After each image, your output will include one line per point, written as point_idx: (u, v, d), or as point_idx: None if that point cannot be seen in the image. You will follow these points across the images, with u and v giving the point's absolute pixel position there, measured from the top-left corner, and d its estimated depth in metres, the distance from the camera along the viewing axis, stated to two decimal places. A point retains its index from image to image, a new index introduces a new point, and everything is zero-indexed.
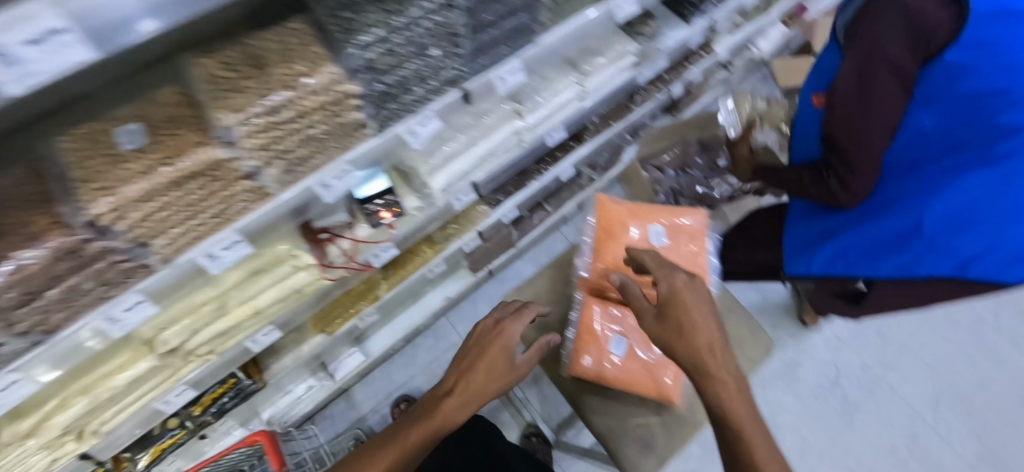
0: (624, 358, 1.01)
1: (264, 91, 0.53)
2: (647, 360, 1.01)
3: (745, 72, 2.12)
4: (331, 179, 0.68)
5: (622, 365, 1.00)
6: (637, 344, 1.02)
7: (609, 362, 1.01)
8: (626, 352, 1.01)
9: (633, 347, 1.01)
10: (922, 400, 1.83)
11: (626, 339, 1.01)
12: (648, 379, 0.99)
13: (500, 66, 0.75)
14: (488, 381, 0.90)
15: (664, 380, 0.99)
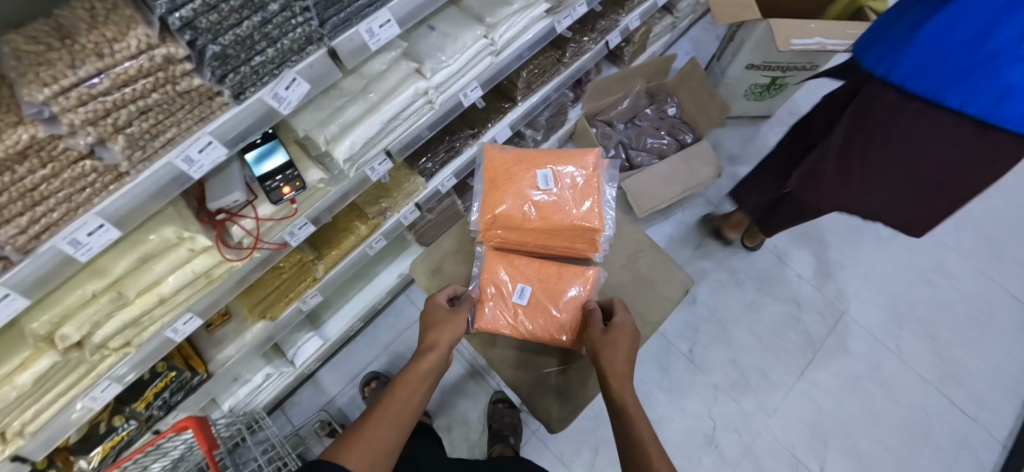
0: (525, 306, 1.06)
1: (74, 61, 0.51)
2: (548, 306, 1.05)
3: (691, 16, 2.07)
4: (193, 152, 0.65)
5: (523, 313, 1.05)
6: (537, 292, 1.06)
7: (511, 314, 1.05)
8: (527, 300, 1.06)
9: (534, 295, 1.06)
10: (883, 327, 1.84)
11: (527, 287, 1.06)
12: (548, 325, 1.04)
13: (365, 18, 0.73)
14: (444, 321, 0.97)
15: (563, 323, 1.04)
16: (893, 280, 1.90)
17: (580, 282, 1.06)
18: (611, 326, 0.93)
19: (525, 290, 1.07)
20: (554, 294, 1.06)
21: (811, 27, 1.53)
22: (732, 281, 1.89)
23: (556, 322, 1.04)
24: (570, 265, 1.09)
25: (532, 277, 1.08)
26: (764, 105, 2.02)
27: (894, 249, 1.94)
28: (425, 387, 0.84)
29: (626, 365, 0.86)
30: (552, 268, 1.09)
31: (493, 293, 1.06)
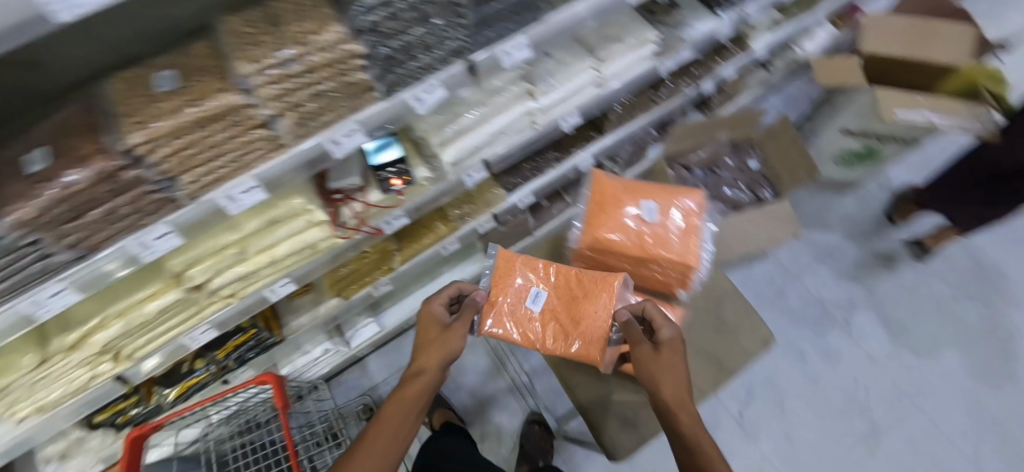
0: (540, 315, 1.11)
1: (278, 45, 0.60)
2: (566, 318, 1.10)
3: (787, 74, 2.05)
4: (340, 137, 0.73)
5: (538, 322, 1.10)
6: (555, 301, 1.11)
7: (527, 322, 1.10)
8: (541, 309, 1.11)
9: (547, 304, 1.11)
10: (961, 430, 1.69)
11: (542, 293, 1.11)
12: (564, 336, 1.08)
13: (504, 40, 0.78)
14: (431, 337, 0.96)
15: (580, 336, 1.07)
16: (978, 380, 1.75)
17: (600, 293, 1.07)
18: (663, 348, 0.90)
19: (540, 296, 1.12)
20: (572, 307, 1.09)
21: (917, 100, 1.48)
22: (795, 350, 1.81)
23: (570, 335, 1.08)
24: (591, 275, 1.12)
25: (549, 285, 1.12)
26: (853, 172, 1.95)
27: (984, 350, 1.79)
28: (414, 414, 0.84)
29: (680, 390, 0.84)
30: (573, 279, 1.12)
31: (506, 298, 1.12)
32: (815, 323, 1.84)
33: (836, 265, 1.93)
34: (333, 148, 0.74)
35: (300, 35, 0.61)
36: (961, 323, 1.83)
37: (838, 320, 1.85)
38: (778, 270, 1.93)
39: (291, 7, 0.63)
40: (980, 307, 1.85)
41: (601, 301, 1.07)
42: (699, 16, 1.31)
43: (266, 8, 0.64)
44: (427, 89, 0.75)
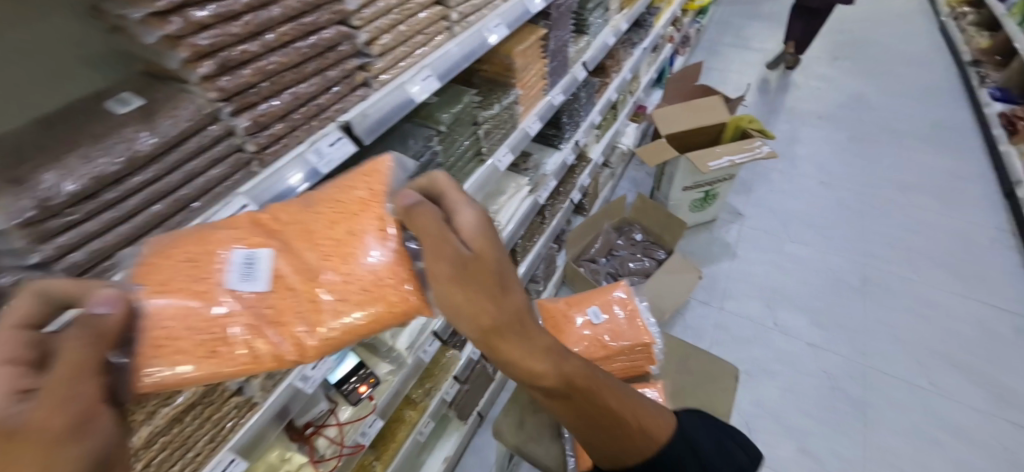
0: (278, 291, 0.49)
1: None
2: (325, 269, 0.50)
3: (623, 164, 2.55)
4: (309, 370, 0.76)
5: (254, 318, 0.47)
6: (292, 251, 0.50)
7: (292, 302, 0.49)
8: (269, 280, 0.48)
9: (288, 275, 0.49)
10: (912, 369, 1.90)
11: (262, 258, 0.48)
12: (338, 303, 0.50)
13: None
14: (48, 391, 0.33)
15: (355, 285, 0.50)
16: (891, 324, 2.04)
17: (370, 199, 0.53)
18: (509, 300, 0.43)
19: (257, 261, 0.49)
20: (317, 253, 0.51)
21: (717, 152, 2.00)
22: (761, 369, 1.92)
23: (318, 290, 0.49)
24: (329, 189, 0.55)
25: (254, 233, 0.50)
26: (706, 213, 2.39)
27: (877, 299, 2.14)
28: None
29: (533, 347, 0.45)
30: (304, 216, 0.52)
31: None
32: (756, 338, 2.01)
33: (740, 286, 2.21)
34: (301, 379, 0.75)
35: None
36: (848, 286, 2.19)
37: (771, 326, 2.05)
38: (705, 308, 2.13)
39: None
40: (853, 270, 2.25)
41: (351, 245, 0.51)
42: (548, 154, 1.65)
43: None
44: None
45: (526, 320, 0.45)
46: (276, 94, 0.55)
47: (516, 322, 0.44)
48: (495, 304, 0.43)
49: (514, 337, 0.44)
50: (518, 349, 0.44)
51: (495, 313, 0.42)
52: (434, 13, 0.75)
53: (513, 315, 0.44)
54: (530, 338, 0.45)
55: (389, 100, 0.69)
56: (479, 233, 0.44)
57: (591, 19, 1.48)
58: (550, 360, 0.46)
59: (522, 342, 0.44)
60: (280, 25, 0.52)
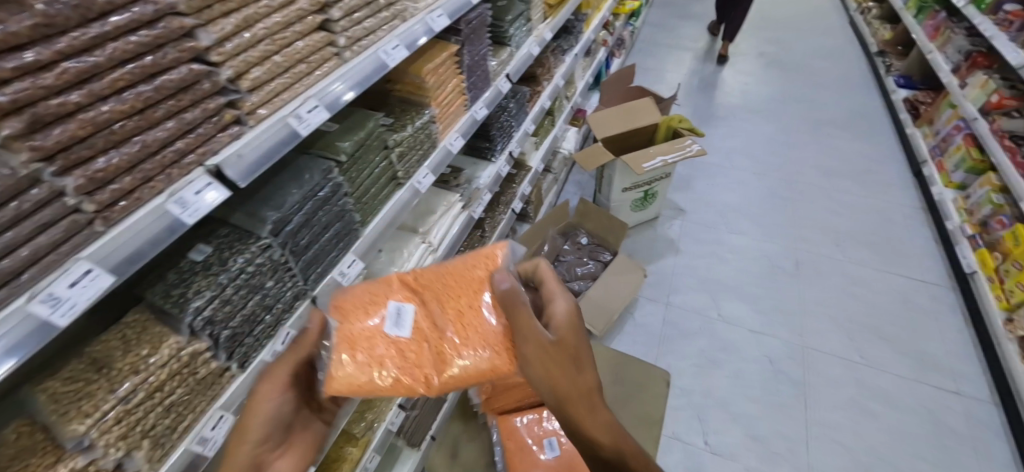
0: (416, 338, 0.70)
1: (112, 385, 0.58)
2: (450, 329, 0.71)
3: (566, 168, 2.57)
4: (208, 430, 0.69)
5: (401, 353, 0.69)
6: (426, 309, 0.73)
7: (426, 346, 0.70)
8: (411, 328, 0.71)
9: (421, 326, 0.71)
10: (843, 345, 2.00)
11: (409, 310, 0.72)
12: (455, 355, 0.70)
13: (338, 263, 0.89)
14: (262, 401, 0.67)
15: (471, 345, 0.70)
16: (823, 304, 2.15)
17: (486, 282, 0.74)
18: (583, 373, 0.63)
19: (406, 313, 0.72)
20: (445, 315, 0.72)
21: (650, 153, 2.04)
22: (708, 360, 1.97)
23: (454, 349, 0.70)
24: (459, 264, 0.77)
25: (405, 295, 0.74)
26: (648, 211, 2.45)
27: (810, 281, 2.25)
28: None
29: (596, 412, 0.63)
30: (440, 283, 0.75)
31: None
32: (701, 329, 2.07)
33: (685, 280, 2.27)
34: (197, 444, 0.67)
35: (137, 359, 0.60)
36: (782, 271, 2.29)
37: (715, 317, 2.12)
38: (653, 305, 2.17)
39: (114, 337, 0.62)
40: (786, 256, 2.36)
41: (468, 314, 0.71)
42: (481, 167, 1.62)
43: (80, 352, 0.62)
44: (276, 334, 0.78)
45: (590, 390, 0.63)
46: (119, 145, 0.49)
47: (584, 388, 0.63)
48: (571, 374, 0.62)
49: (580, 400, 0.62)
50: (585, 409, 0.62)
51: (571, 380, 0.62)
52: (315, 40, 0.70)
53: (583, 385, 0.63)
54: (593, 401, 0.63)
55: (268, 135, 0.64)
56: (566, 325, 0.65)
57: (511, 31, 1.47)
58: (607, 425, 0.63)
59: (589, 405, 0.62)
60: (111, 69, 0.47)
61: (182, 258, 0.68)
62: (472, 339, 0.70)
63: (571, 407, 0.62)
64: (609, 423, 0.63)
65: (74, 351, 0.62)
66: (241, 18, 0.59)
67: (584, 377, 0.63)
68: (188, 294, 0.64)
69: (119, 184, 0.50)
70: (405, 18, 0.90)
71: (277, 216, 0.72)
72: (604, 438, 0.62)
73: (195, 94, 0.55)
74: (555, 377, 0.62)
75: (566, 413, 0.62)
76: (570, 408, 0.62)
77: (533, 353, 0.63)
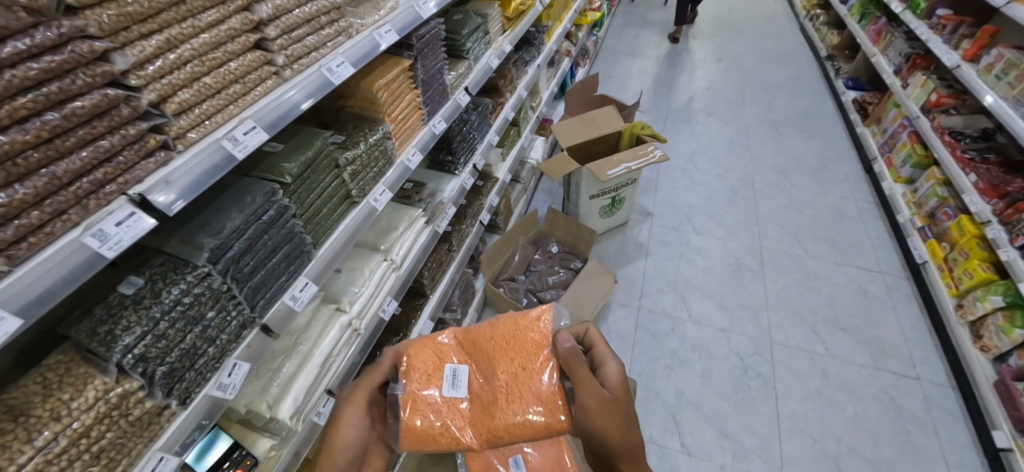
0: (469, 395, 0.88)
1: (30, 435, 0.54)
2: (503, 387, 0.87)
3: (534, 177, 2.57)
4: None
5: (454, 408, 0.86)
6: (482, 371, 0.91)
7: (478, 401, 0.87)
8: (466, 387, 0.88)
9: (476, 385, 0.89)
10: (808, 339, 2.05)
11: (463, 371, 0.89)
12: (510, 412, 0.84)
13: (289, 287, 0.85)
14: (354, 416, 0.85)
15: (527, 402, 0.85)
16: (787, 299, 2.21)
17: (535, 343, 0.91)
18: (624, 418, 0.83)
19: (460, 374, 0.89)
20: (498, 372, 0.89)
21: (614, 160, 2.06)
22: (679, 361, 1.99)
23: (510, 403, 0.86)
24: (510, 329, 0.94)
25: (462, 358, 0.92)
26: (616, 217, 2.47)
27: (774, 278, 2.30)
28: None
29: (630, 444, 0.83)
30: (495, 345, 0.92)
31: None
32: (671, 331, 2.09)
33: (654, 282, 2.29)
34: None
35: (61, 405, 0.56)
36: (747, 270, 2.34)
37: (684, 318, 2.14)
38: (624, 309, 2.19)
39: (33, 382, 0.58)
40: (751, 254, 2.42)
41: (522, 370, 0.88)
42: (445, 180, 1.60)
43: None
44: (223, 367, 0.75)
45: (629, 429, 0.83)
46: (22, 178, 0.47)
47: (625, 429, 0.83)
48: (618, 419, 0.82)
49: (623, 436, 0.82)
50: (625, 443, 0.82)
51: (617, 424, 0.82)
52: (251, 60, 0.68)
53: (623, 425, 0.83)
54: (630, 437, 0.83)
55: (198, 158, 0.61)
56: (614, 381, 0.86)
57: (468, 44, 1.47)
58: (636, 452, 0.84)
59: (626, 440, 0.83)
60: (10, 99, 0.44)
61: (111, 292, 0.64)
62: (528, 393, 0.86)
63: (616, 442, 0.82)
64: (638, 452, 0.84)
65: None
66: (163, 39, 0.56)
67: (624, 421, 0.83)
68: (116, 331, 0.60)
69: (24, 218, 0.47)
70: (351, 35, 0.89)
71: (214, 243, 0.69)
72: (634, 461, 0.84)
73: (111, 119, 0.52)
74: (606, 421, 0.81)
75: (613, 446, 0.82)
76: (616, 442, 0.82)
77: (590, 405, 0.82)
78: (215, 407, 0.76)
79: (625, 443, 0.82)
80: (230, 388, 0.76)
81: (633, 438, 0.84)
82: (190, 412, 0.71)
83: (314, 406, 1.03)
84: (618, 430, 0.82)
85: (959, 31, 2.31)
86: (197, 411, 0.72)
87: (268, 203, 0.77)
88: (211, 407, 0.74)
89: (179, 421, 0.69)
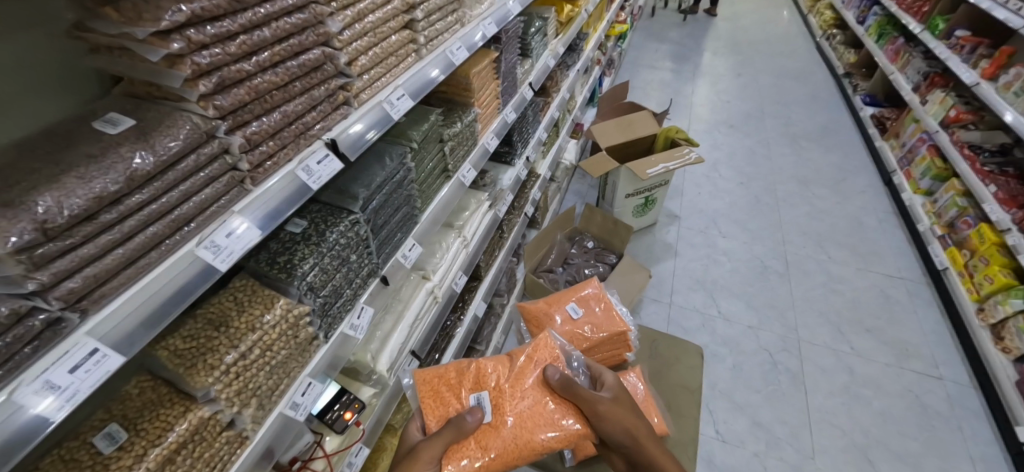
0: (499, 417, 0.93)
1: (231, 341, 0.62)
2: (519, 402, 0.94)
3: (567, 177, 2.68)
4: (298, 396, 0.72)
5: (484, 434, 0.90)
6: (497, 393, 0.96)
7: (509, 424, 0.91)
8: (492, 410, 0.93)
9: (498, 407, 0.94)
10: (834, 337, 2.14)
11: (485, 396, 0.94)
12: (538, 427, 0.92)
13: (402, 245, 0.94)
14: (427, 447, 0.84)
15: (542, 415, 0.93)
16: (813, 300, 2.30)
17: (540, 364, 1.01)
18: (631, 408, 0.95)
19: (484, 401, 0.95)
20: (517, 394, 0.95)
21: (652, 161, 2.16)
22: (710, 355, 2.06)
23: (529, 414, 0.93)
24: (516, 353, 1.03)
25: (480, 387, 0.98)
26: (646, 218, 2.57)
27: (799, 280, 2.39)
28: None
29: (643, 436, 0.92)
30: (508, 374, 0.99)
31: None
32: (702, 326, 2.17)
33: (684, 281, 2.38)
34: (290, 406, 0.71)
35: (252, 318, 0.64)
36: (773, 272, 2.43)
37: (714, 314, 2.23)
38: (657, 305, 2.27)
39: (226, 300, 0.66)
40: (775, 257, 2.51)
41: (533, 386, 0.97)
42: (502, 170, 1.70)
43: (192, 313, 0.65)
44: (355, 307, 0.83)
45: (639, 416, 0.95)
46: (268, 113, 0.55)
47: (637, 416, 0.94)
48: (626, 408, 0.94)
49: (637, 423, 0.93)
50: (640, 427, 0.93)
51: (628, 412, 0.93)
52: (403, 36, 0.78)
53: (633, 412, 0.95)
54: (642, 422, 0.94)
55: (365, 115, 0.71)
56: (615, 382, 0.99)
57: (533, 43, 1.58)
58: (651, 436, 0.93)
59: (642, 422, 0.94)
60: (272, 45, 0.54)
61: (280, 230, 0.73)
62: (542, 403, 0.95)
63: (635, 429, 0.91)
64: (652, 438, 0.93)
65: (188, 314, 0.65)
66: (355, 11, 0.66)
67: (633, 410, 0.95)
68: (291, 262, 0.69)
69: (265, 147, 0.56)
70: (463, 24, 1.00)
71: (361, 194, 0.78)
72: (653, 444, 0.93)
73: (323, 74, 0.62)
74: (622, 412, 0.92)
75: (632, 434, 0.90)
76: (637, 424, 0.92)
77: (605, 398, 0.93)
78: (346, 341, 0.84)
79: (643, 429, 0.93)
80: (357, 327, 0.84)
81: (645, 427, 0.94)
82: (329, 344, 0.79)
83: (403, 365, 1.11)
84: (630, 419, 0.92)
85: (978, 52, 2.43)
86: (330, 347, 0.80)
87: (399, 166, 0.86)
88: (341, 342, 0.82)
89: (320, 353, 0.77)
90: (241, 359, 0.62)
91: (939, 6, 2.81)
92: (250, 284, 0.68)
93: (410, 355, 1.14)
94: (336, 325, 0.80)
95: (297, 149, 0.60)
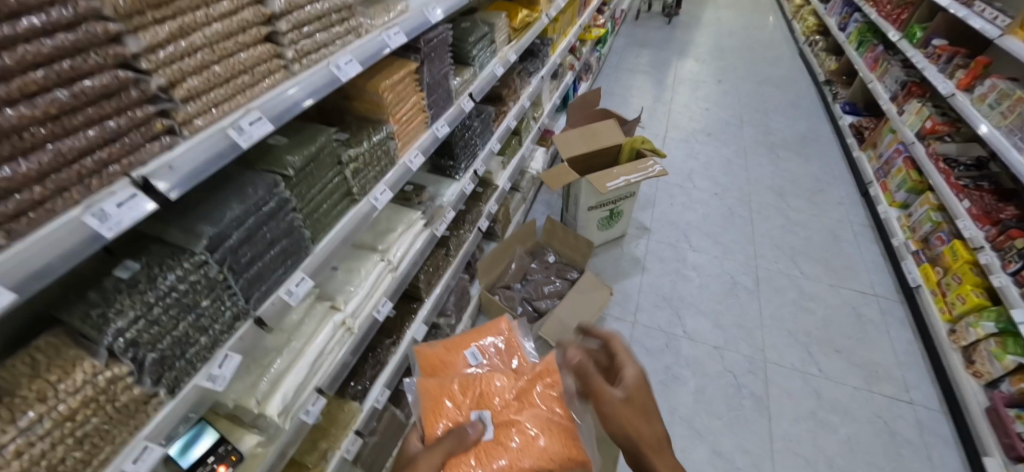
0: (498, 435, 0.85)
1: (13, 415, 0.53)
2: (521, 419, 0.87)
3: (533, 188, 2.59)
4: (128, 464, 0.61)
5: (483, 452, 0.83)
6: (496, 409, 0.89)
7: (511, 440, 0.84)
8: (494, 426, 0.87)
9: (498, 424, 0.87)
10: (801, 359, 2.05)
11: (488, 412, 0.88)
12: (543, 446, 0.84)
13: (285, 281, 0.85)
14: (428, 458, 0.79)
15: (545, 432, 0.85)
16: (782, 319, 2.21)
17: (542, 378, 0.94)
18: None
19: (483, 418, 0.88)
20: (517, 408, 0.89)
21: (613, 173, 2.07)
22: (673, 377, 1.98)
23: (530, 429, 0.86)
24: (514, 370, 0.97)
25: (477, 403, 0.91)
26: (614, 230, 2.49)
27: (769, 297, 2.31)
28: None
29: None
30: (507, 389, 0.92)
31: None
32: (666, 346, 2.08)
33: (650, 297, 2.29)
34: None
35: (48, 386, 0.55)
36: (742, 288, 2.35)
37: (679, 333, 2.14)
38: (620, 323, 2.18)
39: (18, 364, 0.56)
40: (745, 273, 2.43)
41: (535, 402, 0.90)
42: (445, 185, 1.61)
43: None
44: (217, 356, 0.73)
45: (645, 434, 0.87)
46: (28, 152, 0.46)
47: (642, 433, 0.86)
48: None
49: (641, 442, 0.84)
50: None
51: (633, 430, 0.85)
52: (260, 53, 0.69)
53: None
54: None
55: (196, 143, 0.61)
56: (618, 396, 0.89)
57: (473, 52, 1.49)
58: None
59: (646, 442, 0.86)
60: (22, 73, 0.45)
61: (105, 275, 0.64)
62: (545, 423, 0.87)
63: None
64: None
65: None
66: (175, 26, 0.57)
67: None
68: (106, 315, 0.60)
69: (23, 189, 0.46)
70: (359, 36, 0.91)
71: (211, 232, 0.69)
72: None
73: (118, 102, 0.52)
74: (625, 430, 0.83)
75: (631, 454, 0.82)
76: None
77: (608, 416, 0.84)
78: (208, 392, 0.74)
79: None
80: (220, 380, 0.72)
81: None
82: (181, 397, 0.68)
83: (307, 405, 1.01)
84: None
85: (955, 61, 2.35)
86: (186, 400, 0.69)
87: (268, 196, 0.77)
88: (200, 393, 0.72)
89: (168, 410, 0.67)
90: (28, 439, 0.53)
91: (917, 14, 2.74)
92: (57, 343, 0.59)
93: (316, 393, 1.03)
94: (189, 379, 0.69)
95: (84, 193, 0.50)
